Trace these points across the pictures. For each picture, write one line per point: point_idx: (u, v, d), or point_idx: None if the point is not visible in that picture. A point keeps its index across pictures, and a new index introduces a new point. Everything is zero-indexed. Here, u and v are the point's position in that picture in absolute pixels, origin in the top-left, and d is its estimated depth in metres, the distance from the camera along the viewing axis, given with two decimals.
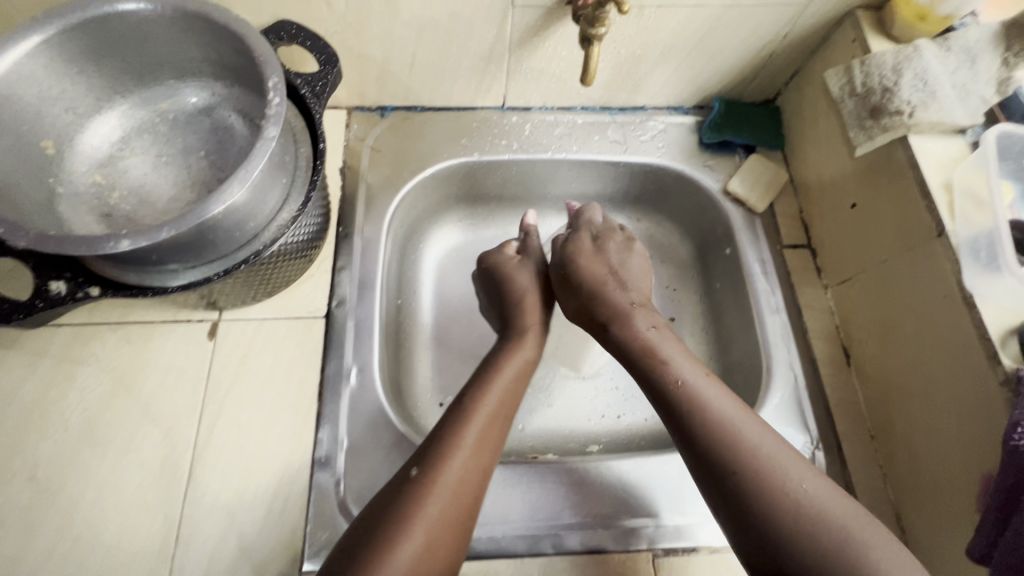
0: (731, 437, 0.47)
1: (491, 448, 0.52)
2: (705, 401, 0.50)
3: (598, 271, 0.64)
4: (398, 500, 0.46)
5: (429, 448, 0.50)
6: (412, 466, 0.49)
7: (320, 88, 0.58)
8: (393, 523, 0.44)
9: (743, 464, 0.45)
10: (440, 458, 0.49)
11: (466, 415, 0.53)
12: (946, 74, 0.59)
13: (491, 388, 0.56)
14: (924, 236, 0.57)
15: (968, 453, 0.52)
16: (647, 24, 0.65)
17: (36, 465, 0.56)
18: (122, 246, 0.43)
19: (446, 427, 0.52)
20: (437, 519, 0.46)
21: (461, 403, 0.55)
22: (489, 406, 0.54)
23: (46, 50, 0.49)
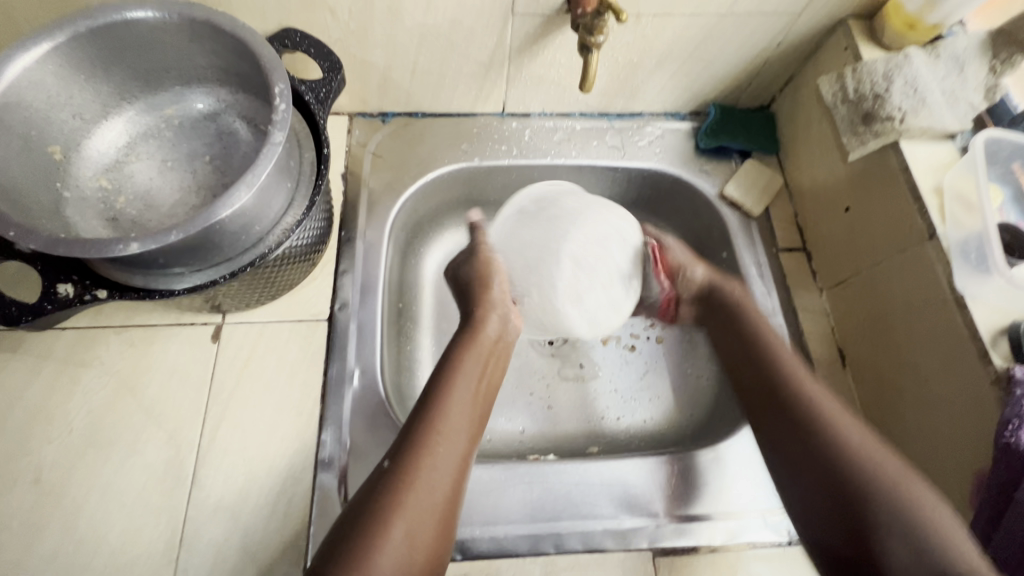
0: (812, 399, 0.53)
1: (465, 436, 0.52)
2: (801, 381, 0.55)
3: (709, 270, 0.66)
4: (375, 492, 0.46)
5: (403, 439, 0.50)
6: (385, 458, 0.49)
7: (323, 95, 0.59)
8: (370, 517, 0.45)
9: (831, 434, 0.50)
10: (414, 449, 0.49)
11: (435, 404, 0.53)
12: (935, 81, 0.61)
13: (461, 375, 0.56)
14: (916, 238, 0.58)
15: (960, 450, 0.53)
16: (644, 32, 0.66)
17: (40, 468, 0.56)
18: (131, 249, 0.44)
19: (419, 417, 0.52)
20: (417, 510, 0.46)
21: (431, 391, 0.55)
22: (461, 394, 0.54)
23: (55, 57, 0.50)
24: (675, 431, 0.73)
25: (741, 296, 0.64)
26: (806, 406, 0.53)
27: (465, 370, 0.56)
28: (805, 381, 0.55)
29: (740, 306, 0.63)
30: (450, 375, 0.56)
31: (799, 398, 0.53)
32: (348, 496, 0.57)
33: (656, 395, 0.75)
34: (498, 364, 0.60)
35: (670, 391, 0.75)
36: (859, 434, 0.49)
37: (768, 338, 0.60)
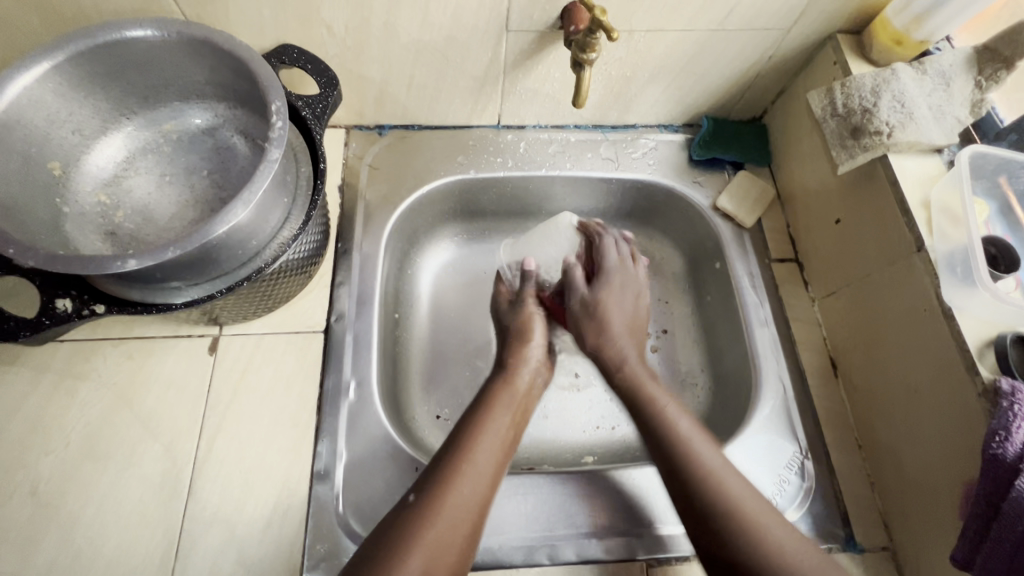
0: (712, 482, 0.52)
1: (491, 477, 0.53)
2: (709, 470, 0.53)
3: (618, 317, 0.67)
4: (397, 522, 0.48)
5: (431, 474, 0.52)
6: (411, 491, 0.51)
7: (320, 110, 0.60)
8: (391, 544, 0.46)
9: (735, 516, 0.50)
10: (439, 486, 0.51)
11: (464, 445, 0.54)
12: (922, 96, 0.62)
13: (492, 418, 0.57)
14: (904, 251, 0.59)
15: (948, 462, 0.54)
16: (636, 47, 0.67)
17: (37, 480, 0.56)
18: (129, 265, 0.44)
19: (449, 453, 0.54)
20: (432, 544, 0.47)
21: (462, 429, 0.56)
22: (490, 435, 0.56)
23: (55, 75, 0.50)
24: None
25: (636, 369, 0.64)
26: (715, 499, 0.52)
27: (495, 413, 0.58)
28: (713, 471, 0.53)
29: (641, 383, 0.62)
30: (484, 413, 0.58)
31: (706, 490, 0.52)
32: (342, 511, 0.58)
33: None
34: (529, 412, 0.63)
35: None
36: (770, 528, 0.50)
37: (671, 418, 0.58)
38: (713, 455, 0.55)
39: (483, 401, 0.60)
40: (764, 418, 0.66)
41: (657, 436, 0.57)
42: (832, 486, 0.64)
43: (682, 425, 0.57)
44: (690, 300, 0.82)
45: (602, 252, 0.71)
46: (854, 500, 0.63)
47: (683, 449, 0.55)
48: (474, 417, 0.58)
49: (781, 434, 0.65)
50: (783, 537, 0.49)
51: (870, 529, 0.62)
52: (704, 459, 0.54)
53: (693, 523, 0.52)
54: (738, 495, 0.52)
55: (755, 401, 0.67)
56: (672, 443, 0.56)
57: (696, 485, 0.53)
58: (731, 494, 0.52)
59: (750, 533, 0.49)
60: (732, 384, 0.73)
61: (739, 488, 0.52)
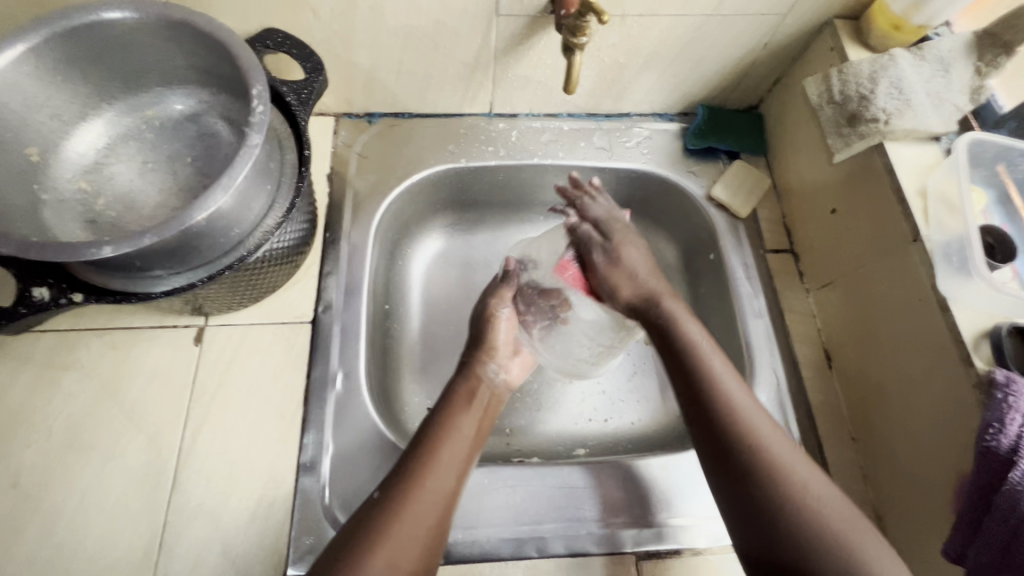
0: (742, 426, 0.51)
1: (458, 473, 0.52)
2: (741, 418, 0.51)
3: (640, 268, 0.60)
4: (362, 519, 0.47)
5: (396, 472, 0.51)
6: (375, 489, 0.50)
7: (305, 96, 0.58)
8: (356, 540, 0.46)
9: (764, 458, 0.49)
10: (405, 482, 0.50)
11: (427, 444, 0.53)
12: (920, 83, 0.60)
13: (454, 418, 0.56)
14: (900, 241, 0.58)
15: (941, 453, 0.53)
16: (630, 33, 0.66)
17: (19, 472, 0.56)
18: (105, 253, 0.43)
19: (414, 451, 0.53)
20: (398, 539, 0.46)
21: (431, 425, 0.56)
22: (453, 433, 0.55)
23: (31, 58, 0.49)
24: (661, 433, 0.72)
25: (674, 309, 0.58)
26: (743, 444, 0.50)
27: (460, 412, 0.57)
28: (743, 414, 0.51)
29: (675, 320, 0.57)
30: (454, 409, 0.57)
31: (735, 435, 0.50)
32: (329, 502, 0.57)
33: (644, 397, 0.75)
34: (495, 415, 0.62)
35: (658, 393, 0.75)
36: (799, 471, 0.48)
37: (704, 357, 0.55)
38: (742, 395, 0.53)
39: (445, 401, 0.59)
40: None
41: (686, 375, 0.54)
42: None
43: (716, 366, 0.54)
44: (684, 293, 0.81)
45: (585, 212, 0.64)
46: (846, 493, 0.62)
47: (716, 392, 0.53)
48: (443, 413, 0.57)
49: None
50: (810, 480, 0.48)
51: None
52: (734, 402, 0.52)
53: (716, 463, 0.51)
54: (766, 442, 0.50)
55: None
56: (701, 382, 0.53)
57: (724, 427, 0.51)
58: (758, 438, 0.50)
59: (772, 475, 0.48)
60: None
61: (769, 432, 0.51)
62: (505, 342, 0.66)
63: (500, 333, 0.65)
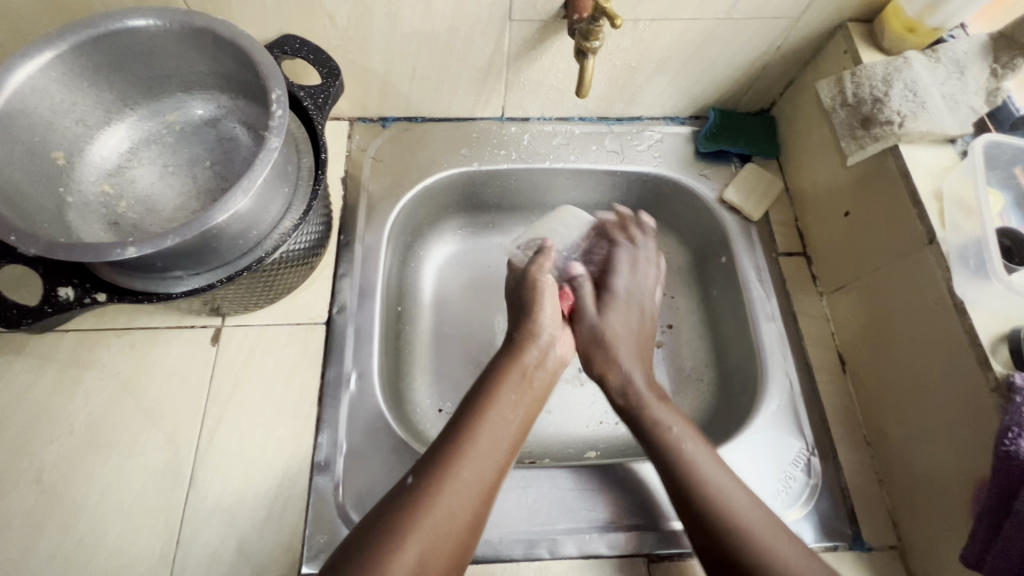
0: (693, 478, 0.53)
1: (495, 462, 0.52)
2: (697, 472, 0.54)
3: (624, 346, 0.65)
4: (392, 505, 0.48)
5: (431, 457, 0.51)
6: (408, 474, 0.50)
7: (321, 100, 0.59)
8: (383, 531, 0.45)
9: (717, 507, 0.51)
10: (439, 471, 0.50)
11: (464, 427, 0.53)
12: (935, 85, 0.60)
13: (493, 397, 0.56)
14: (915, 243, 0.57)
15: (958, 458, 0.53)
16: (642, 37, 0.66)
17: (42, 468, 0.57)
18: (129, 253, 0.44)
19: (449, 437, 0.52)
20: (429, 529, 0.46)
21: (468, 406, 0.56)
22: (492, 414, 0.55)
23: (59, 65, 0.51)
24: None
25: (641, 389, 0.61)
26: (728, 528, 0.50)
27: (500, 393, 0.57)
28: (719, 493, 0.52)
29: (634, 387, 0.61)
30: (491, 388, 0.57)
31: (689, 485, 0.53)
32: (343, 501, 0.58)
33: None
34: (547, 392, 0.61)
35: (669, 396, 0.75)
36: (755, 525, 0.50)
37: (661, 418, 0.58)
38: (701, 450, 0.55)
39: (488, 377, 0.58)
40: (770, 414, 0.64)
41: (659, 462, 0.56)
42: (838, 483, 0.62)
43: (687, 447, 0.55)
44: (696, 296, 0.80)
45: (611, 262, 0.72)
46: (860, 497, 0.62)
47: (690, 477, 0.53)
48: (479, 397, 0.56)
49: (787, 430, 0.64)
50: (768, 533, 0.50)
51: (877, 526, 0.60)
52: (712, 483, 0.53)
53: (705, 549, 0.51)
54: (749, 516, 0.51)
55: (761, 397, 0.66)
56: (676, 469, 0.54)
57: (706, 514, 0.51)
58: (717, 490, 0.52)
59: (762, 558, 0.48)
60: (737, 379, 0.72)
61: (727, 487, 0.53)
62: (552, 317, 0.64)
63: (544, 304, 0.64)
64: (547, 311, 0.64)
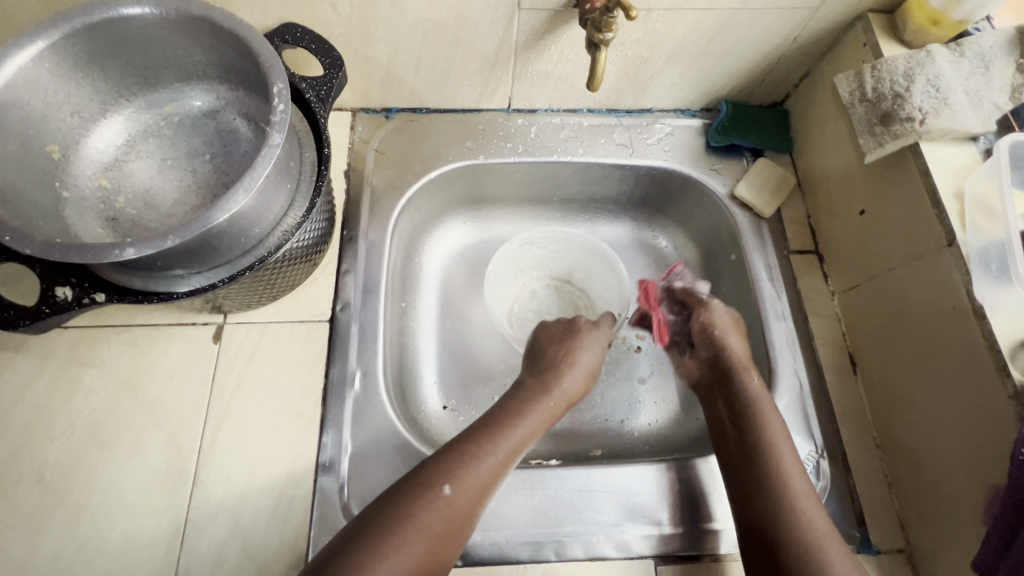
0: (781, 479, 0.53)
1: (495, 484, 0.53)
2: (785, 476, 0.54)
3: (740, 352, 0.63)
4: (417, 501, 0.49)
5: (457, 460, 0.52)
6: (444, 483, 0.51)
7: (324, 93, 0.57)
8: (389, 526, 0.47)
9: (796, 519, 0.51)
10: (452, 475, 0.51)
11: (496, 436, 0.55)
12: (958, 80, 0.58)
13: (525, 418, 0.58)
14: (934, 245, 0.56)
15: (973, 466, 0.52)
16: (654, 27, 0.64)
17: (43, 467, 0.56)
18: (127, 254, 0.43)
19: (466, 446, 0.54)
20: (439, 530, 0.49)
21: (500, 416, 0.58)
22: (510, 443, 0.55)
23: (51, 55, 0.49)
24: (680, 434, 0.72)
25: (756, 385, 0.60)
26: (788, 518, 0.51)
27: (524, 417, 0.58)
28: (801, 501, 0.52)
29: (749, 387, 0.60)
30: (520, 415, 0.58)
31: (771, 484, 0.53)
32: (348, 502, 0.57)
33: (662, 398, 0.74)
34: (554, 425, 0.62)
35: (675, 394, 0.74)
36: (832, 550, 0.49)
37: (766, 422, 0.57)
38: (792, 459, 0.55)
39: (517, 400, 0.60)
40: None
41: (734, 452, 0.57)
42: (847, 488, 0.62)
43: (784, 455, 0.55)
44: None
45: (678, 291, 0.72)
46: (868, 500, 0.61)
47: (768, 462, 0.54)
48: (506, 419, 0.57)
49: (796, 432, 0.63)
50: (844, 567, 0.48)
51: (885, 530, 0.60)
52: (795, 489, 0.53)
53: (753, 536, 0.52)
54: (821, 535, 0.50)
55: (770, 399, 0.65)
56: (768, 470, 0.54)
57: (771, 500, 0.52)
58: (796, 502, 0.52)
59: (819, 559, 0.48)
60: None
61: (806, 502, 0.52)
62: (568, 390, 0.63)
63: (576, 370, 0.64)
64: (571, 381, 0.63)
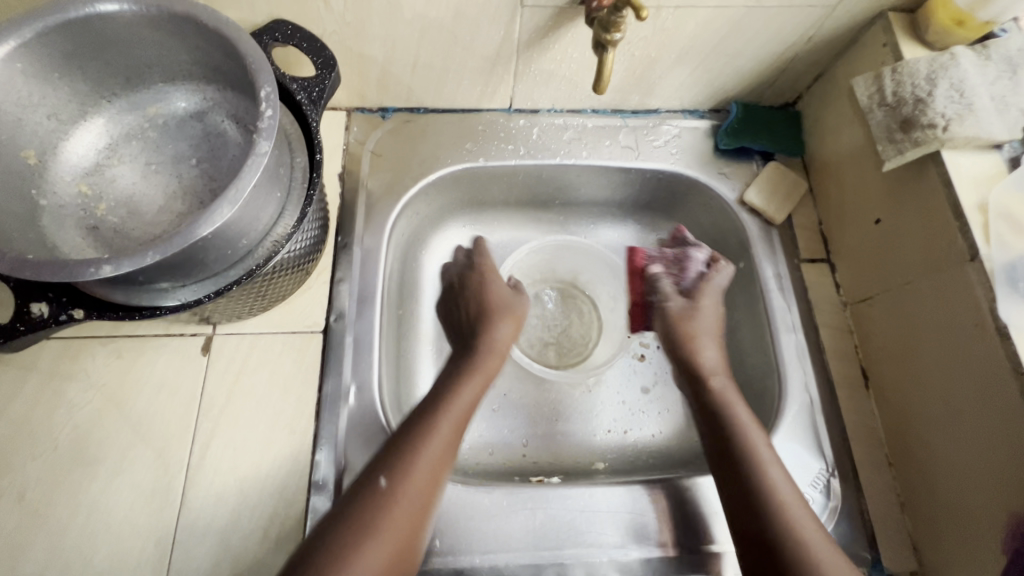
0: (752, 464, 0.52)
1: (439, 465, 0.51)
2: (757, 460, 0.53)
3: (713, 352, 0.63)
4: (358, 503, 0.47)
5: (394, 452, 0.50)
6: (381, 475, 0.49)
7: (316, 94, 0.55)
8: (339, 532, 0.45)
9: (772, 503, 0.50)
10: (393, 464, 0.49)
11: (432, 420, 0.53)
12: (984, 85, 0.55)
13: (453, 396, 0.57)
14: (955, 259, 0.53)
15: (992, 490, 0.50)
16: (663, 26, 0.61)
17: (25, 486, 0.54)
18: (104, 272, 0.40)
19: (401, 438, 0.52)
20: (399, 522, 0.47)
21: (433, 400, 0.56)
22: (448, 423, 0.54)
23: (22, 55, 0.46)
24: (685, 448, 0.69)
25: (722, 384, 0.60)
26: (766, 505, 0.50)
27: (460, 395, 0.57)
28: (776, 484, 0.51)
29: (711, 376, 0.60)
30: (454, 394, 0.57)
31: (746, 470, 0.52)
32: None
33: (666, 408, 0.72)
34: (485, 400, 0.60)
35: (680, 404, 0.72)
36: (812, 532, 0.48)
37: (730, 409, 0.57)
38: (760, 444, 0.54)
39: (448, 381, 0.58)
40: (790, 432, 0.61)
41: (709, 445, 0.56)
42: (858, 508, 0.60)
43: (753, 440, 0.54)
44: None
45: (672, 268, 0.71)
46: (880, 520, 0.59)
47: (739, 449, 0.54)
48: (438, 401, 0.56)
49: (807, 450, 0.61)
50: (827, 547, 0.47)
51: (897, 552, 0.58)
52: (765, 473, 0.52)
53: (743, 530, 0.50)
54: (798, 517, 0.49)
55: (780, 414, 0.63)
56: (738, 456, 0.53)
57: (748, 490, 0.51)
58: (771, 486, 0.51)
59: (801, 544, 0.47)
60: (754, 392, 0.68)
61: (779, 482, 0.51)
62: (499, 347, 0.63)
63: (498, 338, 0.63)
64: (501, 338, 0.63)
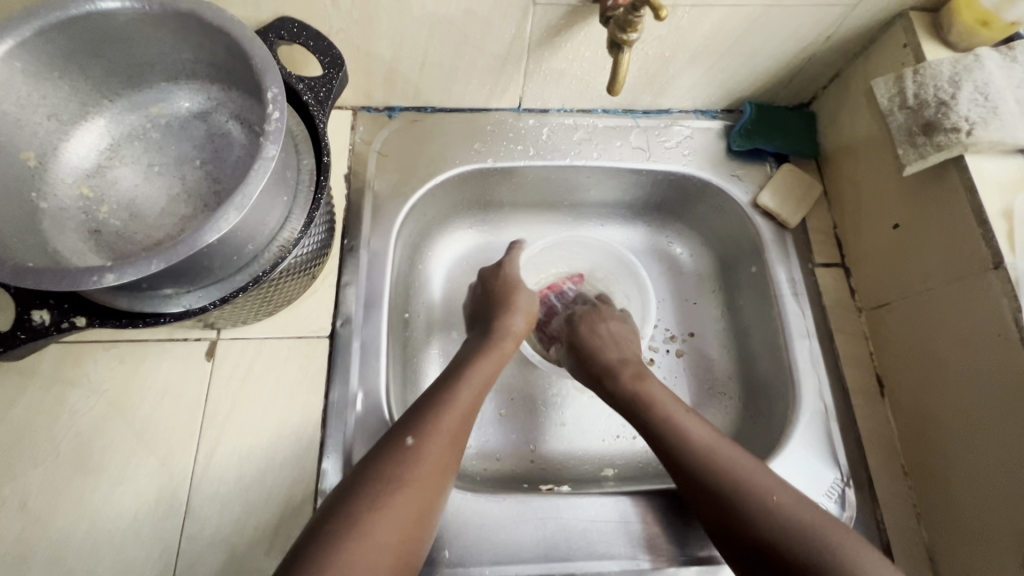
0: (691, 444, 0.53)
1: (461, 429, 0.52)
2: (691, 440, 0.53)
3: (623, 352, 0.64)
4: (384, 457, 0.48)
5: (420, 414, 0.51)
6: (408, 434, 0.49)
7: (323, 95, 0.53)
8: (366, 484, 0.45)
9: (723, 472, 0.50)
10: (420, 426, 0.50)
11: (452, 388, 0.54)
12: (1009, 88, 0.54)
13: (474, 366, 0.58)
14: (977, 266, 0.52)
15: (1012, 501, 0.49)
16: (679, 25, 0.59)
17: (26, 494, 0.53)
18: (107, 280, 0.39)
19: (426, 404, 0.53)
20: (422, 479, 0.47)
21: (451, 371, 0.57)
22: (469, 390, 0.55)
23: (21, 54, 0.44)
24: None
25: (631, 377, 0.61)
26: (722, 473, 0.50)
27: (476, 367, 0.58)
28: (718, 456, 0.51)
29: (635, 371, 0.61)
30: (471, 365, 0.58)
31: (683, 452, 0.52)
32: None
33: None
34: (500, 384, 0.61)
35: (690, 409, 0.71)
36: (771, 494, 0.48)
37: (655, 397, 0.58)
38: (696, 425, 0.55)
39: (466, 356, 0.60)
40: (804, 441, 0.60)
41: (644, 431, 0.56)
42: (873, 518, 0.59)
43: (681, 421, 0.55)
44: (722, 304, 0.76)
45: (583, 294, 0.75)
46: (896, 530, 0.58)
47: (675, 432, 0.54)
48: (458, 372, 0.57)
49: (821, 460, 0.60)
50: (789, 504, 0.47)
51: (913, 563, 0.57)
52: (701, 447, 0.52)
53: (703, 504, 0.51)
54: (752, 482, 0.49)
55: (794, 422, 0.62)
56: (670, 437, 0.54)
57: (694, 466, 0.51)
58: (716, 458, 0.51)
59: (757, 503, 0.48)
60: (766, 398, 0.67)
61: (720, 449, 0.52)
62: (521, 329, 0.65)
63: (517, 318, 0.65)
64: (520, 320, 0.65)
